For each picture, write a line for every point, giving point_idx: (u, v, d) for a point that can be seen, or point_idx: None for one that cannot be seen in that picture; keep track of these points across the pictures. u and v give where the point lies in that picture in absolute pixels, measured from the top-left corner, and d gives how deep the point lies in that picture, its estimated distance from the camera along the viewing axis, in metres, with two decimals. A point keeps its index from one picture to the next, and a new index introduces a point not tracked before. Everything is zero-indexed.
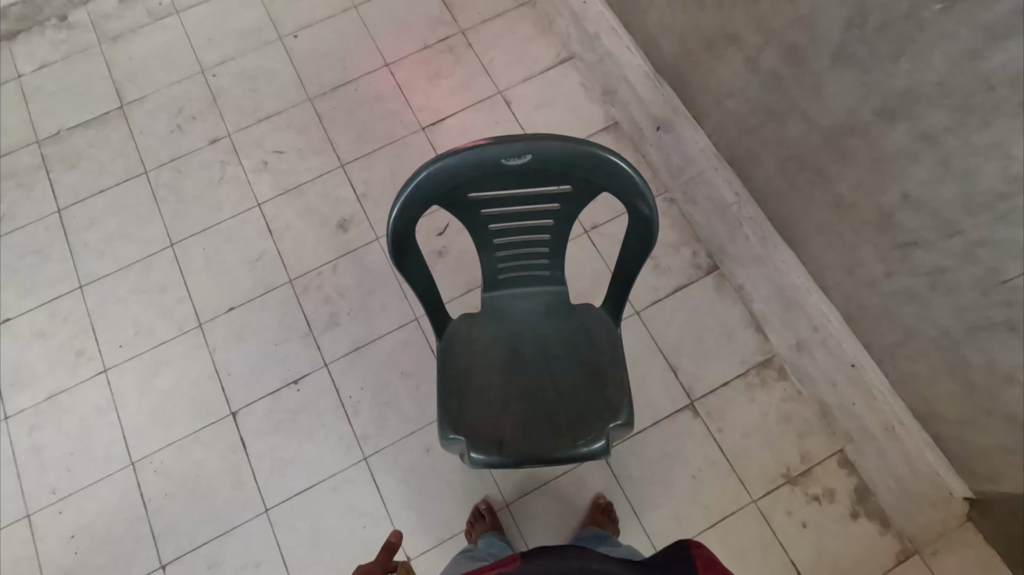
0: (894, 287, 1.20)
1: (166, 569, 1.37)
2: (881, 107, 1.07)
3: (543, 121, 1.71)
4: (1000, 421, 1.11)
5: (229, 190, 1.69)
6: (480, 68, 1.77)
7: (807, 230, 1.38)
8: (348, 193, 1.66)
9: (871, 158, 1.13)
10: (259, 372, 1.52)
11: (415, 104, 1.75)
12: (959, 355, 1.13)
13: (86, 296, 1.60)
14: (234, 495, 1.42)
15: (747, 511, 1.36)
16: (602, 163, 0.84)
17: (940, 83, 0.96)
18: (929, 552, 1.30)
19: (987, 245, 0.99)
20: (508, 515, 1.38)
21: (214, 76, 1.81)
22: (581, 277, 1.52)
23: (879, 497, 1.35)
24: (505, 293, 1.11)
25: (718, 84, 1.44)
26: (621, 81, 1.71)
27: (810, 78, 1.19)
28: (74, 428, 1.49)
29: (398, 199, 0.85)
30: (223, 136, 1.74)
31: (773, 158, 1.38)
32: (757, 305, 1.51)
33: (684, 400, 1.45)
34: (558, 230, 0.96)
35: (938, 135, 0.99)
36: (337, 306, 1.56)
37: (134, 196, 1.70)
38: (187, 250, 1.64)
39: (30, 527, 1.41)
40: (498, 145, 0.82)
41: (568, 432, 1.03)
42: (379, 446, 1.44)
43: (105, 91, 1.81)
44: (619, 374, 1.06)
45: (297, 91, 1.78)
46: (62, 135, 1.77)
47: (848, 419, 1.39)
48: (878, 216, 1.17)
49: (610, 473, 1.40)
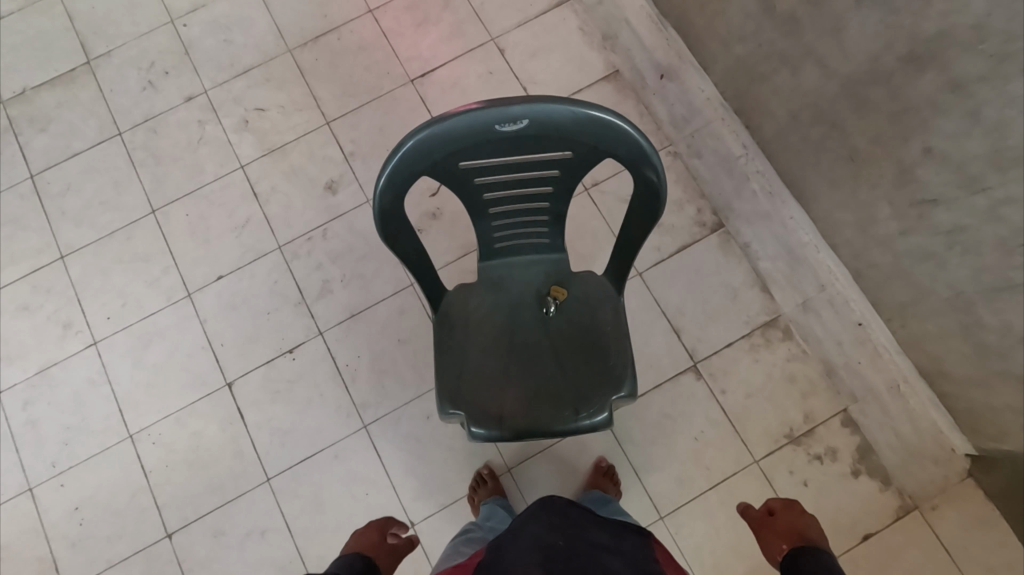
0: (909, 246, 1.15)
1: (172, 538, 1.38)
2: (908, 53, 0.99)
3: (539, 70, 1.60)
4: (1010, 383, 1.09)
5: (209, 151, 1.60)
6: (471, 13, 1.65)
7: (819, 185, 1.32)
8: (335, 153, 1.58)
9: (893, 110, 1.06)
10: (254, 341, 1.48)
11: (403, 54, 1.63)
12: (973, 316, 1.10)
13: (69, 266, 1.55)
14: (235, 465, 1.41)
15: (749, 471, 1.35)
16: (606, 128, 0.77)
17: (976, 26, 0.88)
18: (928, 508, 1.30)
19: (1013, 203, 0.93)
20: (510, 480, 1.38)
21: (185, 26, 1.68)
22: (581, 238, 1.46)
23: (881, 455, 1.34)
24: (503, 262, 1.06)
25: (729, 28, 1.34)
26: (623, 25, 1.59)
27: (829, 20, 1.09)
28: (67, 402, 1.47)
29: (384, 171, 0.78)
30: (199, 93, 1.64)
31: (785, 108, 1.30)
32: (763, 264, 1.45)
33: (687, 362, 1.42)
34: (557, 198, 0.90)
35: (970, 84, 0.92)
36: (329, 273, 1.51)
37: (110, 159, 1.61)
38: (169, 217, 1.57)
39: (33, 500, 1.41)
40: (492, 109, 0.75)
41: (570, 404, 1.01)
42: (378, 415, 1.42)
43: (69, 45, 1.69)
44: (622, 343, 1.03)
45: (275, 42, 1.66)
46: (27, 95, 1.66)
47: (854, 378, 1.37)
48: (896, 170, 1.10)
49: (612, 437, 1.39)
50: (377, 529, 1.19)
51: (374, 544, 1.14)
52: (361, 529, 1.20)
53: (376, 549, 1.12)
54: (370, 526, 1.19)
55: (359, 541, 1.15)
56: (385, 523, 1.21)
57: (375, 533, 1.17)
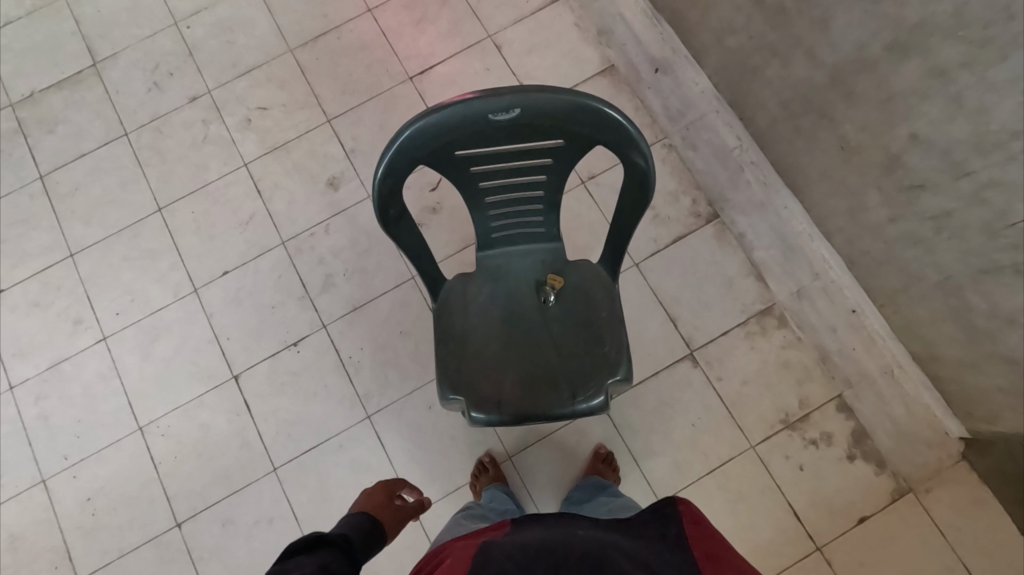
0: (898, 231, 1.18)
1: (182, 526, 1.41)
2: (892, 42, 1.02)
3: (535, 66, 1.63)
4: (1000, 364, 1.12)
5: (213, 150, 1.64)
6: (468, 11, 1.68)
7: (810, 174, 1.34)
8: (336, 149, 1.61)
9: (879, 98, 1.08)
10: (259, 335, 1.51)
11: (402, 52, 1.66)
12: (961, 299, 1.12)
13: (78, 264, 1.58)
14: (243, 456, 1.44)
15: (746, 457, 1.38)
16: (595, 114, 0.79)
17: (956, 13, 0.91)
18: (922, 490, 1.32)
19: (997, 186, 0.96)
20: (511, 467, 1.41)
21: (189, 28, 1.72)
22: (579, 229, 1.49)
23: (876, 440, 1.36)
24: (500, 251, 1.09)
25: (720, 21, 1.37)
26: (618, 20, 1.62)
27: (817, 11, 1.12)
28: (79, 395, 1.50)
29: (383, 160, 0.81)
30: (203, 94, 1.67)
31: (776, 99, 1.33)
32: (757, 253, 1.47)
33: (684, 350, 1.44)
34: (551, 186, 0.93)
35: (952, 71, 0.95)
36: (332, 268, 1.54)
37: (117, 159, 1.65)
38: (175, 215, 1.60)
39: (46, 491, 1.45)
40: (485, 99, 0.78)
41: (567, 389, 1.03)
42: (381, 405, 1.45)
43: (75, 48, 1.72)
44: (617, 329, 1.06)
45: (276, 42, 1.69)
46: (35, 98, 1.70)
47: (848, 365, 1.39)
48: (884, 158, 1.13)
49: (611, 424, 1.42)
50: (384, 489, 1.24)
51: (378, 506, 1.18)
52: (370, 489, 1.26)
53: (380, 510, 1.17)
54: (377, 487, 1.25)
55: (366, 500, 1.21)
56: (393, 485, 1.27)
57: (382, 494, 1.22)
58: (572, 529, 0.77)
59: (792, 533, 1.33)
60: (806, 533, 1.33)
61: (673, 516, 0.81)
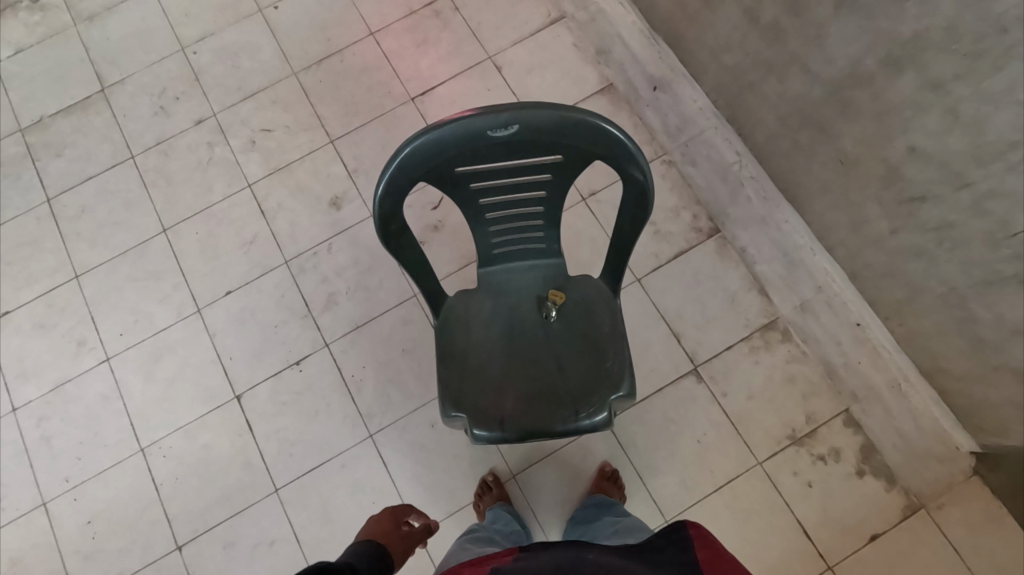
0: (900, 243, 1.18)
1: (182, 550, 1.39)
2: (887, 56, 1.03)
3: (535, 85, 1.65)
4: (1008, 376, 1.11)
5: (218, 171, 1.66)
6: (469, 33, 1.71)
7: (810, 188, 1.35)
8: (339, 169, 1.63)
9: (876, 111, 1.09)
10: (260, 354, 1.51)
11: (403, 73, 1.69)
12: (966, 310, 1.12)
13: (84, 285, 1.60)
14: (245, 477, 1.43)
15: (753, 474, 1.36)
16: (593, 131, 0.80)
17: (949, 27, 0.92)
18: (935, 507, 1.29)
19: (997, 197, 0.96)
20: (515, 487, 1.39)
21: (195, 53, 1.76)
22: (581, 244, 1.49)
23: (885, 455, 1.34)
24: (501, 267, 1.10)
25: (717, 38, 1.39)
26: (616, 40, 1.65)
27: (811, 28, 1.14)
28: (82, 416, 1.50)
29: (382, 177, 0.82)
30: (208, 117, 1.70)
31: (774, 114, 1.34)
32: (760, 267, 1.47)
33: (688, 366, 1.43)
34: (550, 203, 0.94)
35: (946, 83, 0.96)
36: (335, 287, 1.55)
37: (124, 181, 1.67)
38: (179, 235, 1.62)
39: (47, 514, 1.44)
40: (484, 116, 0.78)
41: (570, 404, 1.03)
42: (383, 424, 1.44)
43: (84, 74, 1.76)
44: (619, 344, 1.05)
45: (281, 66, 1.72)
46: (44, 123, 1.73)
47: (854, 379, 1.37)
48: (884, 170, 1.13)
49: (615, 441, 1.40)
50: (392, 516, 1.22)
51: (386, 532, 1.17)
52: (377, 515, 1.23)
53: (387, 536, 1.15)
54: (384, 514, 1.22)
55: (374, 528, 1.18)
56: (401, 511, 1.25)
57: (389, 521, 1.20)
58: (582, 554, 0.75)
59: (803, 553, 1.30)
60: (817, 552, 1.30)
61: (684, 540, 0.78)
